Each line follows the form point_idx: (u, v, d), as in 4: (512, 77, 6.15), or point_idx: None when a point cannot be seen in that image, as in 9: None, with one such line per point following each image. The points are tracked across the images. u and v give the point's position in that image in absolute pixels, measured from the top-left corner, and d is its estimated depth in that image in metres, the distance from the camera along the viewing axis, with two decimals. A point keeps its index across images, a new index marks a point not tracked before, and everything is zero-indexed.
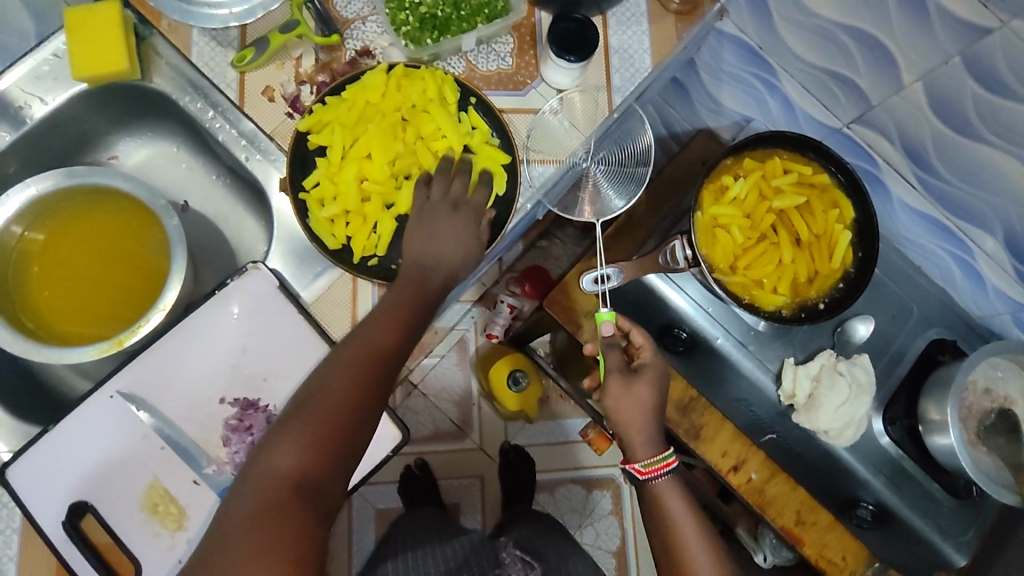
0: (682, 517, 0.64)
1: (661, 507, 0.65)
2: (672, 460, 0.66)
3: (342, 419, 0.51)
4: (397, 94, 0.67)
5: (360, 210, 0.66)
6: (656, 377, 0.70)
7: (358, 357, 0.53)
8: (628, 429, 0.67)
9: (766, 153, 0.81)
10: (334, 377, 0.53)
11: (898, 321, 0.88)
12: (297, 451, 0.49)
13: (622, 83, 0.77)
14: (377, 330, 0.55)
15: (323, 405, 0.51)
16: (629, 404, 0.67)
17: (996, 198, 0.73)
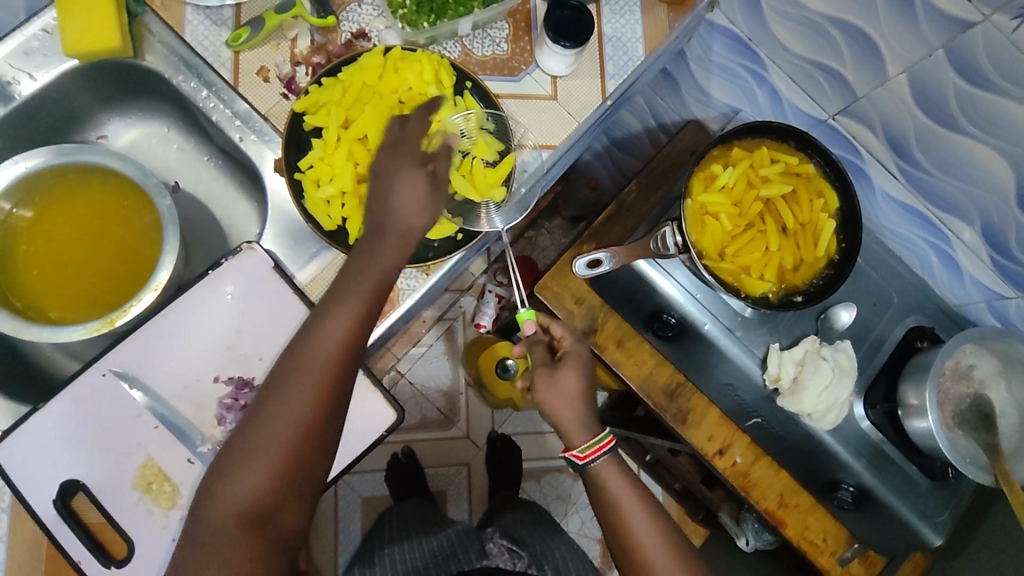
0: (618, 499, 0.67)
1: (603, 489, 0.67)
2: (610, 440, 0.68)
3: (293, 439, 0.54)
4: (394, 76, 0.67)
5: (356, 192, 0.66)
6: (579, 364, 0.71)
7: (309, 377, 0.55)
8: (559, 423, 0.69)
9: (753, 143, 0.84)
10: (280, 400, 0.55)
11: (879, 309, 0.89)
12: (247, 483, 0.52)
13: (617, 70, 0.78)
14: (321, 343, 0.56)
15: (271, 433, 0.54)
16: (556, 399, 0.68)
17: (974, 188, 0.75)
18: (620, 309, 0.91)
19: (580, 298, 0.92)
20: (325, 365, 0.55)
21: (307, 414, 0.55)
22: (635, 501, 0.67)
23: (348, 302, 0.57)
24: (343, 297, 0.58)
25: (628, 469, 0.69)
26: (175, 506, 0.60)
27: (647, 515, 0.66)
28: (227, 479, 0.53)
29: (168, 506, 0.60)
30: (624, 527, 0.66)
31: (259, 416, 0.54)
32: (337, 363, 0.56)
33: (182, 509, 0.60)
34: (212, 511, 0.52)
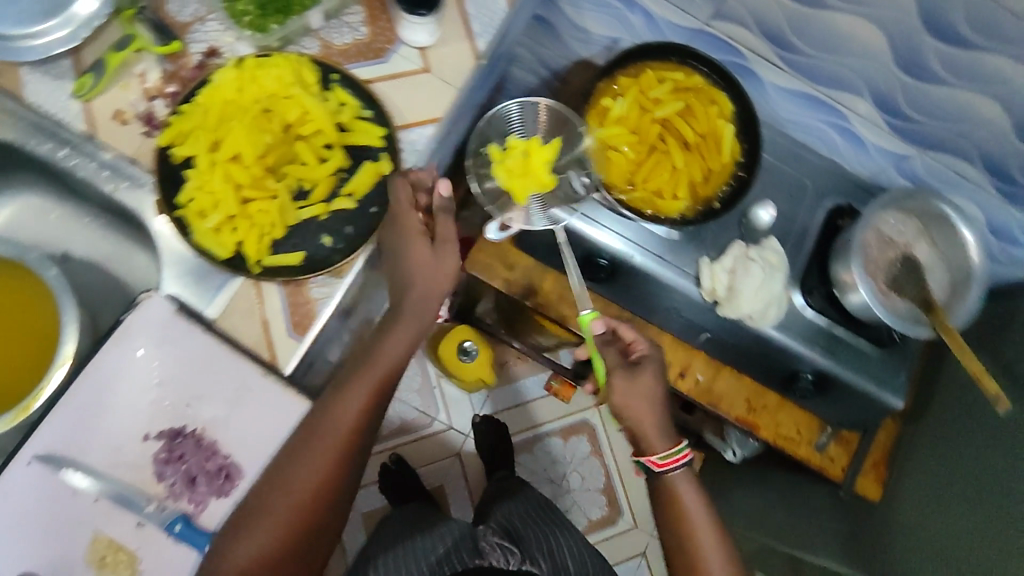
0: (691, 510, 0.70)
1: (675, 498, 0.71)
2: (684, 455, 0.71)
3: (300, 508, 0.61)
4: (252, 86, 0.65)
5: (244, 213, 0.64)
6: (655, 369, 0.73)
7: (323, 453, 0.61)
8: (641, 427, 0.71)
9: (637, 69, 0.84)
10: (301, 467, 0.61)
11: (796, 198, 0.91)
12: (256, 546, 0.59)
13: (483, 28, 0.76)
14: (344, 415, 0.63)
15: (285, 499, 0.61)
16: (642, 402, 0.71)
17: (852, 59, 0.76)
18: (551, 263, 0.93)
19: (511, 263, 0.93)
20: (347, 435, 0.63)
21: (325, 479, 0.62)
22: (703, 514, 0.71)
23: (368, 377, 0.65)
24: (365, 369, 0.65)
25: (695, 481, 0.72)
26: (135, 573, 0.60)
27: (711, 528, 0.70)
28: (236, 542, 0.59)
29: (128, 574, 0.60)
30: (692, 539, 0.70)
31: (277, 482, 0.61)
32: (359, 434, 0.64)
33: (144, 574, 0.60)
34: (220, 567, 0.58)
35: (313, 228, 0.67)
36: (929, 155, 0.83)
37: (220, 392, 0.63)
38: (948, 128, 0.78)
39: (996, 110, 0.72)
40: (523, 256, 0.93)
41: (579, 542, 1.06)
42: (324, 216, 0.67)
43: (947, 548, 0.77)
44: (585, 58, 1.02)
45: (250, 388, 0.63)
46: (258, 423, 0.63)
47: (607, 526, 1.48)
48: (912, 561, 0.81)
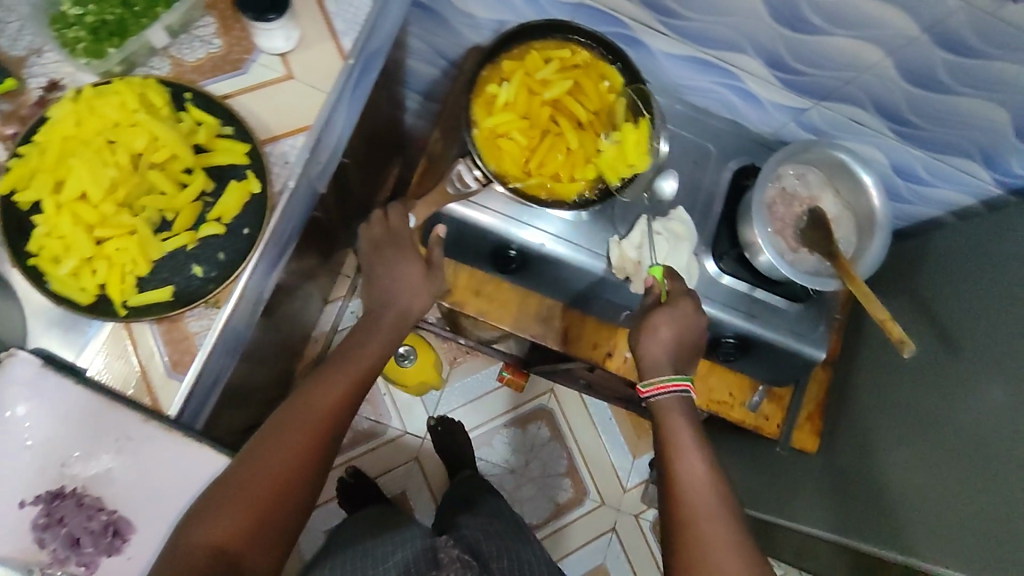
0: (682, 434, 0.71)
1: (665, 426, 0.73)
2: (683, 381, 0.75)
3: (276, 486, 0.60)
4: (92, 118, 0.61)
5: (102, 253, 0.61)
6: (679, 316, 0.77)
7: (302, 431, 0.63)
8: (645, 363, 0.77)
9: (522, 51, 0.80)
10: (282, 445, 0.62)
11: (700, 164, 0.90)
12: (227, 524, 0.58)
13: (346, 25, 0.71)
14: (325, 401, 0.66)
15: (264, 473, 0.60)
16: (654, 348, 0.77)
17: (730, 18, 0.72)
18: (461, 258, 0.90)
19: None
20: (329, 420, 0.65)
21: (306, 460, 0.62)
22: (693, 449, 0.71)
23: (346, 374, 0.69)
24: (340, 365, 0.70)
25: (692, 412, 0.75)
26: None
27: (702, 454, 0.71)
28: (207, 520, 0.58)
29: None
30: (684, 463, 0.70)
31: (259, 458, 0.61)
32: (338, 421, 0.66)
33: None
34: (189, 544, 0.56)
35: (181, 260, 0.63)
36: (824, 106, 0.81)
37: (101, 446, 0.60)
38: (837, 76, 0.75)
39: (880, 55, 0.69)
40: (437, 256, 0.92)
41: (536, 556, 1.07)
42: (192, 245, 0.63)
43: (922, 500, 0.77)
44: (476, 42, 0.97)
45: (130, 438, 0.61)
46: (142, 474, 0.61)
47: (574, 507, 1.48)
48: (902, 510, 0.79)
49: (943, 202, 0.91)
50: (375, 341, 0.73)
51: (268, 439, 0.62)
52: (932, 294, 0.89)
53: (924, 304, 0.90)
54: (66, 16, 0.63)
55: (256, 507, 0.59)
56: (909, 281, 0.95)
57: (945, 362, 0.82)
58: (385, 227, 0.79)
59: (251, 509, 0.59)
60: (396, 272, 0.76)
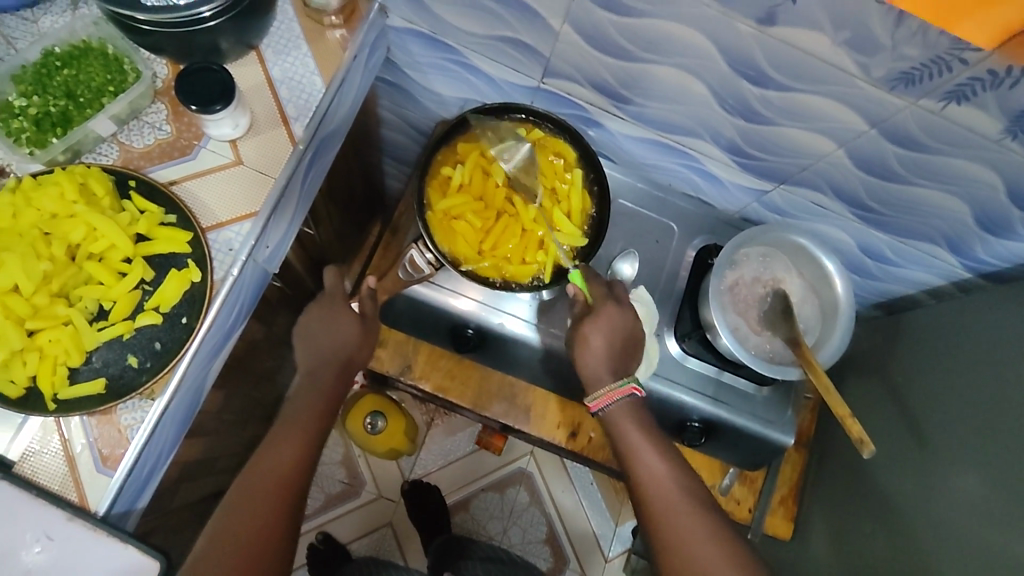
0: (637, 440, 0.71)
1: (619, 431, 0.73)
2: (627, 388, 0.73)
3: (249, 556, 0.60)
4: (29, 209, 0.61)
5: (32, 345, 0.60)
6: (610, 324, 0.75)
7: (264, 496, 0.64)
8: (590, 379, 0.75)
9: (477, 132, 0.81)
10: (243, 515, 0.62)
11: (664, 243, 0.88)
12: None
13: (298, 112, 0.73)
14: (276, 464, 0.66)
15: (233, 547, 0.60)
16: (591, 361, 0.74)
17: (685, 106, 0.73)
18: (421, 334, 0.89)
19: (381, 339, 0.90)
20: (284, 481, 0.66)
21: (273, 519, 0.63)
22: (649, 448, 0.71)
23: (294, 429, 0.69)
24: (290, 424, 0.70)
25: (643, 414, 0.74)
26: None
27: (660, 454, 0.71)
28: None
29: None
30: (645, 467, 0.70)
31: (227, 533, 0.61)
32: (295, 476, 0.67)
33: None
34: None
35: (117, 349, 0.62)
36: (785, 189, 0.80)
37: (20, 546, 0.58)
38: (792, 163, 0.75)
39: (833, 145, 0.69)
40: (394, 333, 0.90)
41: None
42: (128, 335, 0.62)
43: None
44: (442, 116, 0.98)
45: (52, 538, 0.58)
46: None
47: None
48: None
49: (913, 282, 0.89)
50: (324, 393, 0.74)
51: (224, 517, 0.62)
52: (904, 378, 0.86)
53: (896, 388, 0.87)
54: (13, 106, 0.65)
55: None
56: (883, 362, 0.92)
57: (915, 453, 0.78)
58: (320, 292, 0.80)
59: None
60: (323, 321, 0.77)
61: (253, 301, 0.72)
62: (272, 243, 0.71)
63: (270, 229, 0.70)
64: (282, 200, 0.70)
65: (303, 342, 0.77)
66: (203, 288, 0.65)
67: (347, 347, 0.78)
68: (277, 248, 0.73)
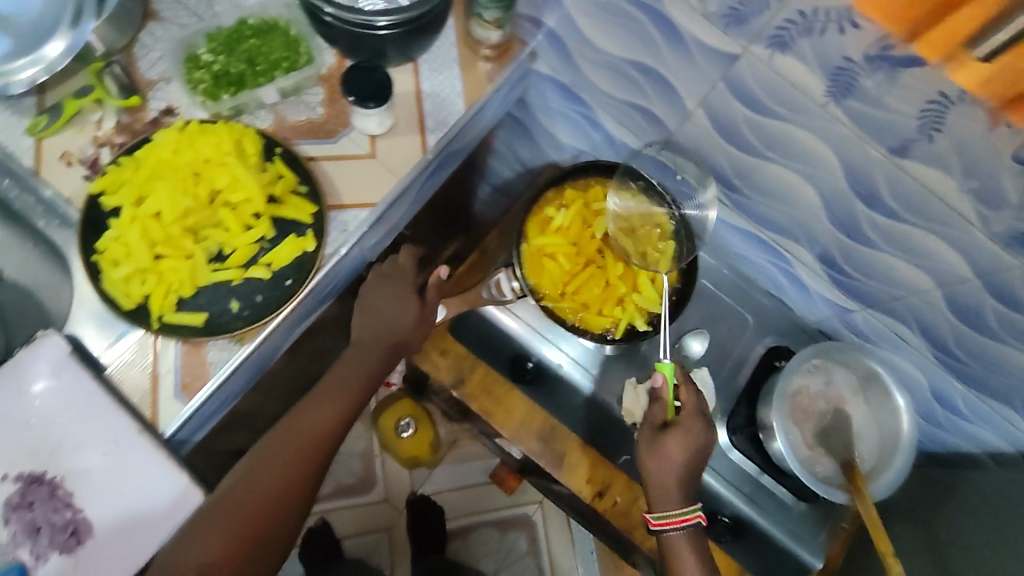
0: (694, 573, 0.69)
1: (675, 559, 0.70)
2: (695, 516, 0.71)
3: (260, 511, 0.63)
4: (189, 149, 0.68)
5: (155, 268, 0.66)
6: (691, 439, 0.72)
7: (290, 457, 0.66)
8: (656, 491, 0.72)
9: (586, 183, 0.85)
10: (269, 469, 0.65)
11: (736, 331, 0.90)
12: (211, 547, 0.60)
13: (436, 124, 0.79)
14: (311, 427, 0.68)
15: (248, 498, 0.63)
16: (664, 473, 0.71)
17: (793, 210, 0.75)
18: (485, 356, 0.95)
19: (443, 349, 0.90)
20: (317, 444, 0.67)
21: (293, 481, 0.65)
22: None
23: (337, 396, 0.70)
24: (334, 387, 0.71)
25: (701, 542, 0.72)
26: None
27: None
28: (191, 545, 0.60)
29: None
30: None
31: (249, 483, 0.64)
32: (327, 441, 0.68)
33: None
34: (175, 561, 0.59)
35: (223, 292, 0.68)
36: (869, 312, 0.81)
37: (90, 444, 0.62)
38: (884, 289, 0.76)
39: (930, 284, 0.70)
40: (457, 344, 0.91)
41: None
42: (237, 281, 0.68)
43: None
44: (554, 158, 1.03)
45: (118, 446, 0.61)
46: (120, 487, 0.61)
47: None
48: None
49: (978, 439, 0.87)
50: (373, 366, 0.73)
51: (253, 465, 0.65)
52: (948, 534, 0.83)
53: (936, 540, 0.84)
54: (199, 58, 0.74)
55: (247, 527, 0.62)
56: (927, 510, 0.90)
57: None
58: (392, 266, 0.80)
59: (242, 529, 0.62)
60: (389, 299, 0.76)
61: (346, 282, 0.77)
62: (373, 237, 0.76)
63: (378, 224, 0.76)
64: (398, 200, 0.76)
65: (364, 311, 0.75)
66: (311, 257, 0.70)
67: (405, 329, 0.76)
68: (379, 242, 0.78)
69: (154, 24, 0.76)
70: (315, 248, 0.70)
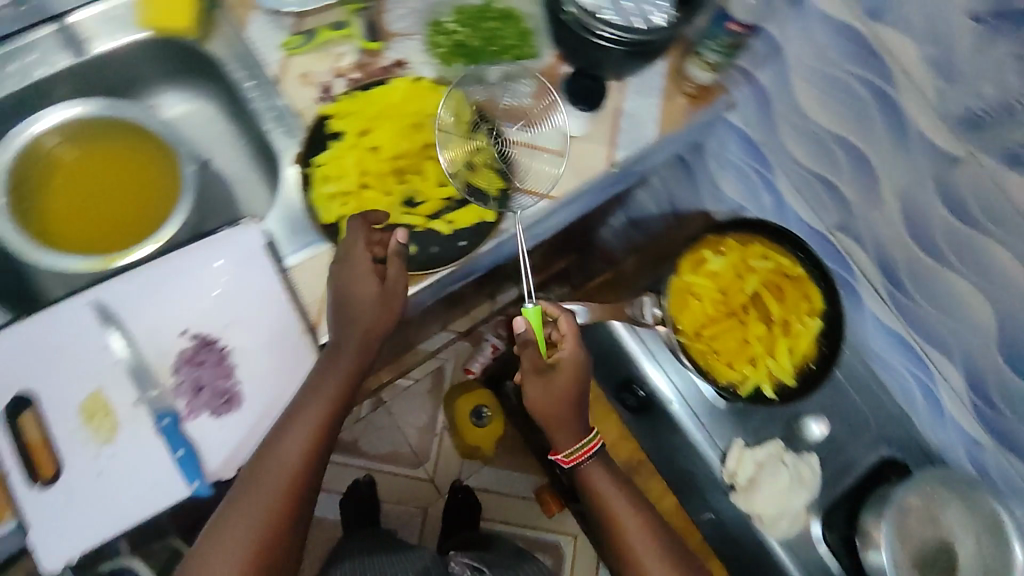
0: (616, 498, 0.71)
1: (591, 486, 0.72)
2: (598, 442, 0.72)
3: (291, 473, 0.60)
4: (417, 102, 0.75)
5: (358, 193, 0.72)
6: (573, 371, 0.69)
7: (309, 419, 0.62)
8: (550, 428, 0.70)
9: (747, 238, 0.86)
10: (290, 434, 0.61)
11: (854, 432, 0.91)
12: (257, 506, 0.59)
13: (627, 143, 0.82)
14: (289, 457, 0.61)
15: (276, 465, 0.60)
16: (544, 400, 0.68)
17: (956, 325, 0.75)
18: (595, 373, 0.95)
19: None
20: (298, 473, 0.61)
21: (318, 437, 0.62)
22: (623, 501, 0.71)
23: (311, 416, 0.62)
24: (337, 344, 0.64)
25: (613, 468, 0.74)
26: (110, 441, 0.62)
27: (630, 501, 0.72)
28: (240, 508, 0.59)
29: (104, 439, 0.62)
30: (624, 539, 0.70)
31: (275, 448, 0.61)
32: (309, 463, 0.61)
33: (115, 446, 0.62)
34: (226, 530, 0.58)
35: (403, 234, 0.73)
36: (1004, 454, 0.79)
37: (259, 329, 0.66)
38: None
39: None
40: None
41: None
42: (419, 228, 0.73)
43: None
44: (709, 212, 1.06)
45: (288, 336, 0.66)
46: (275, 372, 0.65)
47: None
48: None
49: None
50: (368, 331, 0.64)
51: (228, 515, 0.59)
52: None
53: None
54: (445, 27, 0.80)
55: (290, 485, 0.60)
56: None
57: None
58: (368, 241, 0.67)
59: (280, 497, 0.60)
60: (365, 277, 0.64)
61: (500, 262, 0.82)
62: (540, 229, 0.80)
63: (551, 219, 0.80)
64: (574, 203, 0.81)
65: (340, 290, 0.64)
66: (487, 226, 0.75)
67: (378, 310, 0.64)
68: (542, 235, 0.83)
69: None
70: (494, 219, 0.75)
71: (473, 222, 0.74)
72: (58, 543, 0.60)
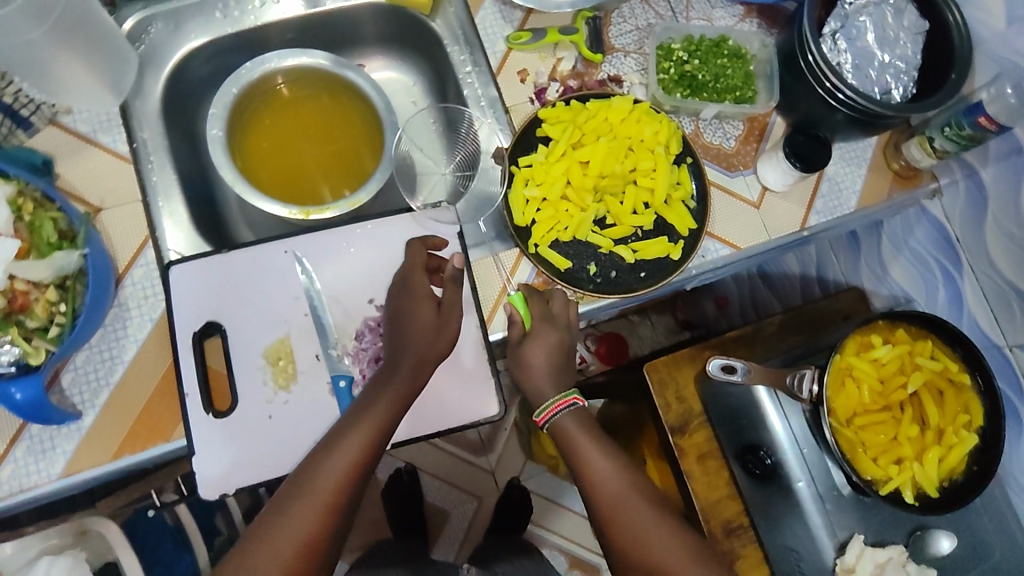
0: (586, 446, 0.66)
1: (563, 439, 0.67)
2: (567, 397, 0.68)
3: (361, 450, 0.58)
4: (634, 125, 0.72)
5: (555, 204, 0.71)
6: (545, 338, 0.68)
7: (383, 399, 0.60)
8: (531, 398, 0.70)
9: (919, 333, 0.84)
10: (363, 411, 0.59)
11: (976, 556, 0.86)
12: (326, 477, 0.57)
13: (823, 208, 0.79)
14: (328, 475, 0.57)
15: (348, 443, 0.58)
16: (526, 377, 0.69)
17: None
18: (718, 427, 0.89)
19: (682, 396, 0.89)
20: (342, 484, 0.57)
21: (387, 420, 0.59)
22: (601, 456, 0.66)
23: (361, 431, 0.58)
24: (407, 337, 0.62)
25: (590, 420, 0.69)
26: (286, 389, 0.64)
27: (611, 457, 0.66)
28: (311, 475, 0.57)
29: (281, 385, 0.64)
30: (648, 545, 0.62)
31: (347, 424, 0.59)
32: (351, 481, 0.57)
33: (290, 395, 0.64)
34: (292, 496, 0.56)
35: (589, 252, 0.72)
36: None
37: None
38: None
39: None
40: (696, 402, 0.89)
41: None
42: (604, 250, 0.72)
43: None
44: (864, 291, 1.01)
45: (462, 321, 0.69)
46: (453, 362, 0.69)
47: None
48: None
49: None
50: (433, 334, 0.62)
51: (292, 486, 0.57)
52: None
53: None
54: (673, 53, 0.78)
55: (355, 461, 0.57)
56: None
57: None
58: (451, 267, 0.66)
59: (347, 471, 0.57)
60: (419, 308, 0.63)
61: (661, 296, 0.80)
62: (712, 274, 0.79)
63: (725, 269, 0.78)
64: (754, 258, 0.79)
65: (404, 316, 0.63)
66: (670, 263, 0.72)
67: (434, 328, 0.63)
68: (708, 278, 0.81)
69: (637, 1, 0.80)
70: (680, 256, 0.72)
71: (658, 256, 0.72)
72: (221, 470, 0.62)
